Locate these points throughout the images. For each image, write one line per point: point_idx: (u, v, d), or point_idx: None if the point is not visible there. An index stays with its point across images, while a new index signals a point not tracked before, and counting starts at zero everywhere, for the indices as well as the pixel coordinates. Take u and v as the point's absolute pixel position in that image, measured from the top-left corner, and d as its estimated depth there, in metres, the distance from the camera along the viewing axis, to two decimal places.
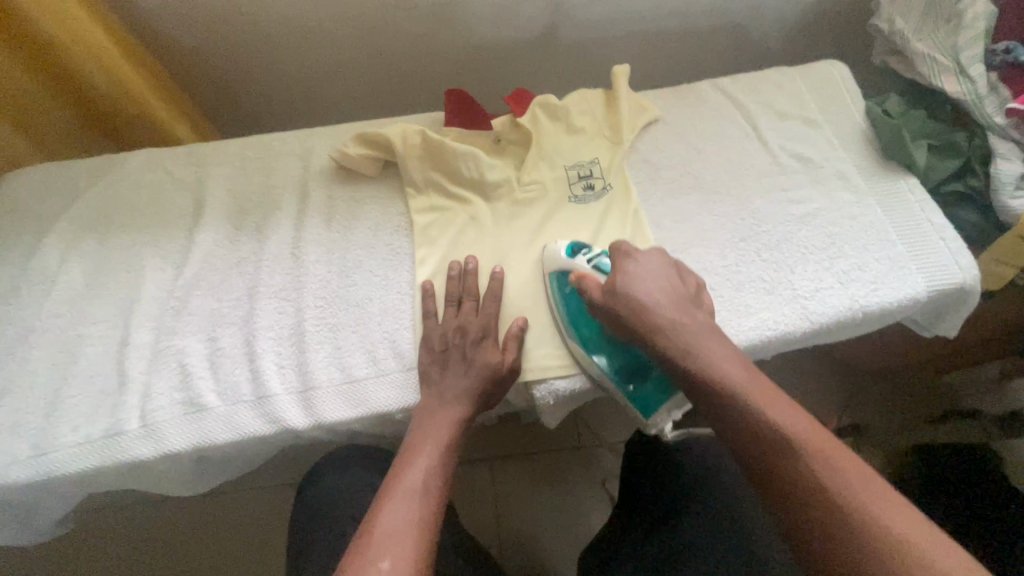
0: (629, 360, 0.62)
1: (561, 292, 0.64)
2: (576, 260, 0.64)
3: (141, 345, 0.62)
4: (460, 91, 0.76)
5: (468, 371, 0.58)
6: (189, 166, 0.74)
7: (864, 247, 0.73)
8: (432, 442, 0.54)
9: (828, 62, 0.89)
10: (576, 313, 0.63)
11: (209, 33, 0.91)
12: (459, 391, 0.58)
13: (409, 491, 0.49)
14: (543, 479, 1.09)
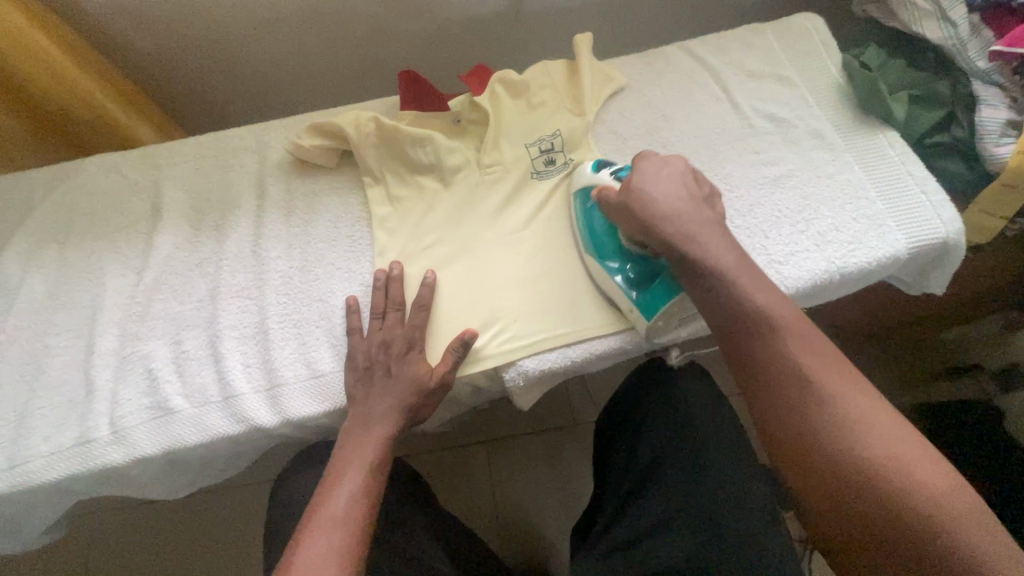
0: (641, 266, 0.60)
1: (582, 199, 0.65)
2: (598, 174, 0.63)
3: (106, 353, 0.62)
4: (413, 73, 0.73)
5: (393, 388, 0.57)
6: (145, 169, 0.73)
7: (841, 207, 0.71)
8: (356, 464, 0.54)
9: (802, 15, 0.85)
10: (591, 214, 0.64)
11: (163, 31, 0.89)
12: (383, 410, 0.57)
13: (332, 521, 0.49)
14: (537, 457, 1.09)
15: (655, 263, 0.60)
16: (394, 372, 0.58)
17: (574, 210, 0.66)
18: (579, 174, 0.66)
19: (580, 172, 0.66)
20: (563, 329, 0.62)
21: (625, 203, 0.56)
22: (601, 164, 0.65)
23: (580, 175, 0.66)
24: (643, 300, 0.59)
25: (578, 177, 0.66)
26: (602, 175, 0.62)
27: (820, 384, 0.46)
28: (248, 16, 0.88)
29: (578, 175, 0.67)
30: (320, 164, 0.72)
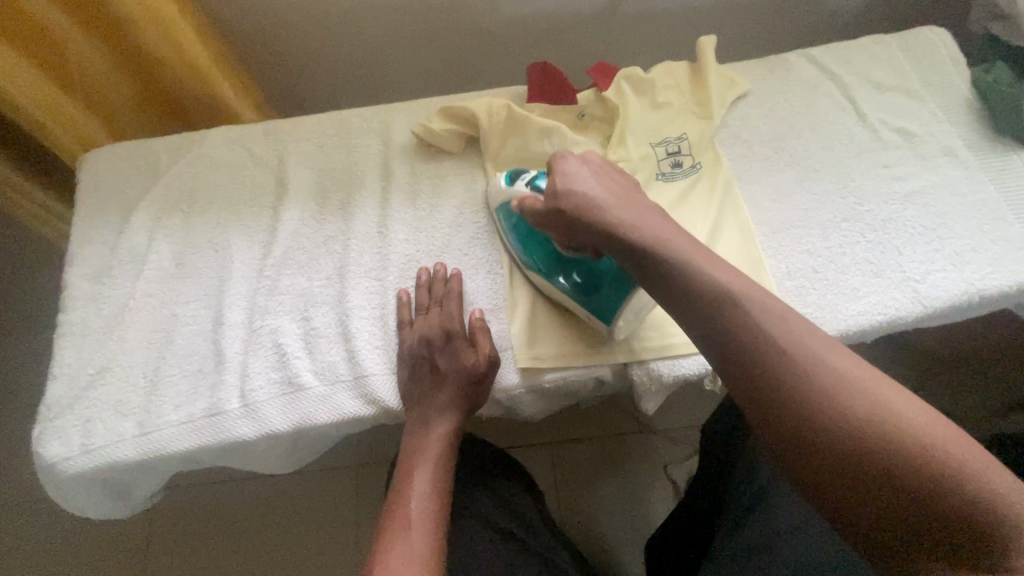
0: (588, 270, 0.59)
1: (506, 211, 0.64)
2: (515, 187, 0.63)
3: (236, 325, 0.61)
4: (544, 64, 0.72)
5: (450, 386, 0.58)
6: (270, 144, 0.72)
7: (978, 227, 0.69)
8: (421, 463, 0.56)
9: (927, 29, 0.83)
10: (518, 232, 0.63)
11: (274, 7, 0.88)
12: (440, 409, 0.58)
13: (408, 521, 0.51)
14: (604, 462, 1.07)
15: (602, 264, 0.58)
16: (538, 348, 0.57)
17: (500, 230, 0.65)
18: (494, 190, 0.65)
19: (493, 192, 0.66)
20: None
21: (560, 214, 0.55)
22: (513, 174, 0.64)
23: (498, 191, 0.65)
24: (597, 305, 0.58)
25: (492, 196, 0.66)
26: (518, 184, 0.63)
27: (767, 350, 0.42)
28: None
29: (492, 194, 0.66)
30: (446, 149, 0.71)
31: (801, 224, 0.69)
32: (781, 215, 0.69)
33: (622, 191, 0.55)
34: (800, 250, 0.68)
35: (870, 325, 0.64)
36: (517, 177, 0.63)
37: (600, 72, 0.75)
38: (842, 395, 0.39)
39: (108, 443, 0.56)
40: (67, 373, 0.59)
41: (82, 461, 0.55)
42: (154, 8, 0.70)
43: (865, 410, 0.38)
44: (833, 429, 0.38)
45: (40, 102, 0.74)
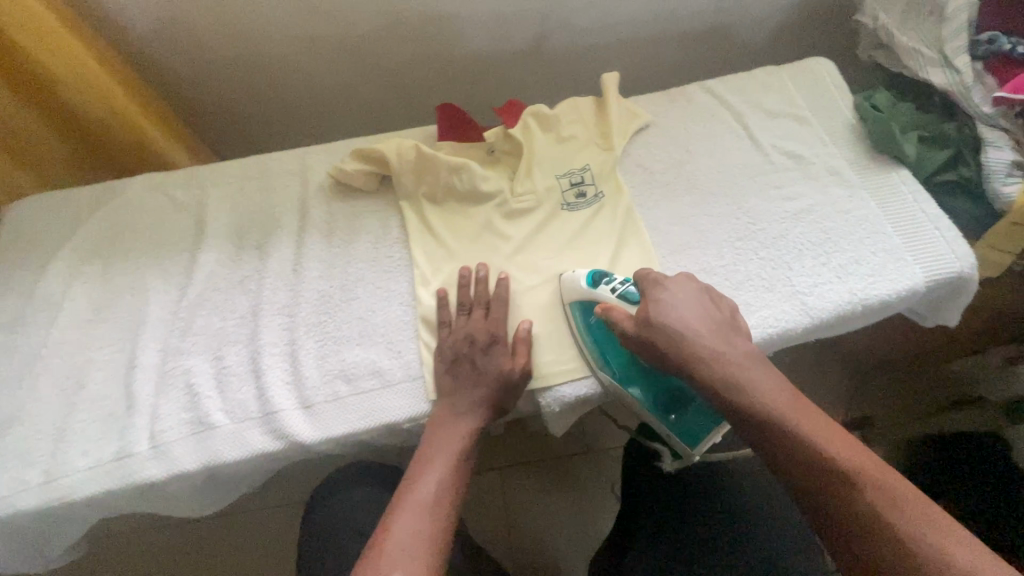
0: (666, 391, 0.62)
1: (583, 307, 0.64)
2: (599, 291, 0.63)
3: (148, 368, 0.63)
4: (449, 106, 0.76)
5: (478, 385, 0.59)
6: (190, 189, 0.75)
7: (860, 240, 0.74)
8: (443, 452, 0.55)
9: (813, 59, 0.90)
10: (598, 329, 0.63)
11: (203, 56, 0.92)
12: (463, 408, 0.58)
13: (417, 504, 0.50)
14: (552, 484, 1.08)
15: (682, 389, 0.62)
16: (479, 365, 0.59)
17: (572, 326, 0.65)
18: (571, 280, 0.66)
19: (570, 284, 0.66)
20: None
21: (649, 335, 0.57)
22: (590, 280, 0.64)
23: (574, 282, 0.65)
24: (679, 426, 0.63)
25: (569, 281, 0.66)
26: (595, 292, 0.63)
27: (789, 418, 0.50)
28: (288, 45, 0.92)
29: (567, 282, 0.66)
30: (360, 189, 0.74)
31: (698, 244, 0.73)
32: (679, 237, 0.74)
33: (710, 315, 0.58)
34: (697, 269, 0.72)
35: (763, 338, 0.68)
36: (600, 282, 0.63)
37: (507, 110, 0.80)
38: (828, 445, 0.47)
39: (13, 492, 0.56)
40: None
41: None
42: (49, 39, 0.71)
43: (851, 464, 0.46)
44: (820, 467, 0.46)
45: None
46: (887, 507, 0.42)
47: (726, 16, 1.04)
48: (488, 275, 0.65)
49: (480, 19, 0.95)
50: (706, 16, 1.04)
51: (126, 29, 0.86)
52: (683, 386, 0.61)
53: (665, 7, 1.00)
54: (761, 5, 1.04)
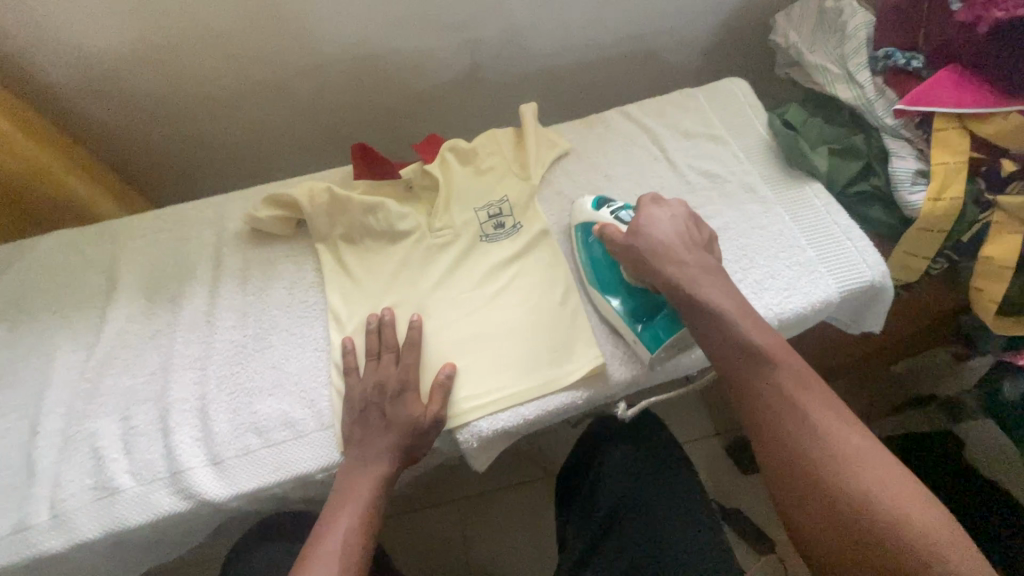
0: (641, 300, 0.65)
1: (579, 221, 0.72)
2: (600, 212, 0.71)
3: (52, 433, 0.61)
4: (364, 145, 0.77)
5: (389, 432, 0.58)
6: (103, 243, 0.74)
7: (774, 254, 0.75)
8: (353, 500, 0.56)
9: (728, 80, 0.93)
10: (588, 238, 0.71)
11: (126, 107, 0.92)
12: (374, 457, 0.58)
13: (328, 554, 0.52)
14: (512, 512, 1.00)
15: (655, 295, 0.65)
16: (389, 414, 0.59)
17: (573, 245, 0.73)
18: (577, 206, 0.74)
19: (574, 209, 0.74)
20: (516, 389, 0.63)
21: (633, 245, 0.63)
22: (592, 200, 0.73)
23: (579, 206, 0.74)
24: (645, 332, 0.64)
25: (574, 207, 0.75)
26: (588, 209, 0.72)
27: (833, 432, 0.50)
28: (212, 91, 0.92)
29: (572, 208, 0.75)
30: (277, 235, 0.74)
31: None
32: None
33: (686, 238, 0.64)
34: None
35: (683, 359, 0.67)
36: (598, 203, 0.72)
37: (426, 146, 0.81)
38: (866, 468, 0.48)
39: None
40: None
41: None
42: None
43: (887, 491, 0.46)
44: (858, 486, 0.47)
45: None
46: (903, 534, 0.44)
47: (649, 41, 1.07)
48: (395, 318, 0.65)
49: (405, 58, 0.96)
50: (630, 41, 1.06)
51: (44, 87, 0.86)
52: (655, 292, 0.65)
53: (589, 35, 1.03)
54: (681, 29, 1.07)
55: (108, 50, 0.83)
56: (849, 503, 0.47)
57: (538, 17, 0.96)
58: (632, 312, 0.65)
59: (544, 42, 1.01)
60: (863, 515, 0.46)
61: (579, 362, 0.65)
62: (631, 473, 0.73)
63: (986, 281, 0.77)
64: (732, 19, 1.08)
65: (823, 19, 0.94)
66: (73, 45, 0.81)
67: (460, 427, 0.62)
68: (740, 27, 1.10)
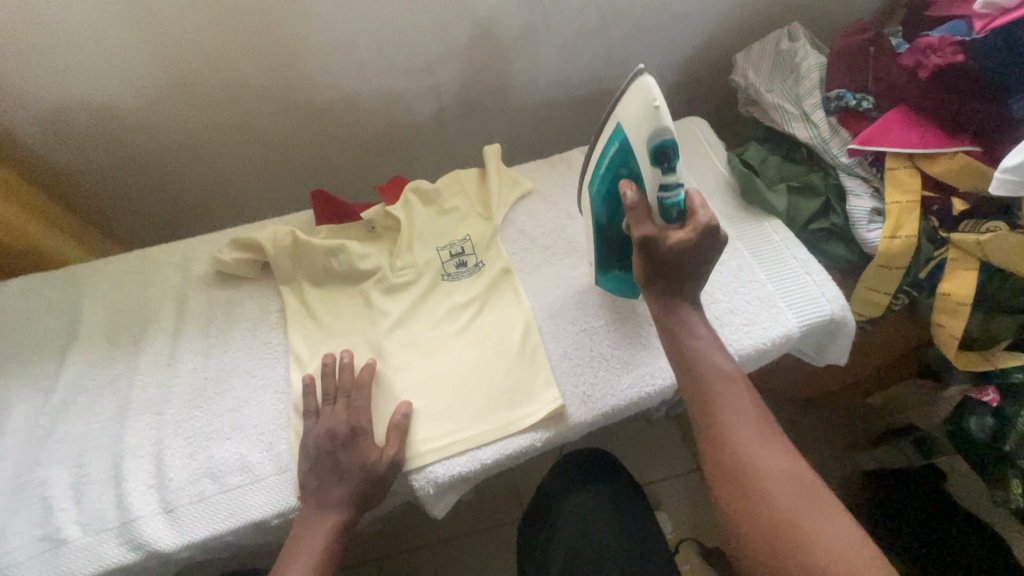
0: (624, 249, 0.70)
1: (630, 139, 0.58)
2: (648, 167, 0.58)
3: (2, 484, 0.60)
4: (324, 193, 0.78)
5: (343, 486, 0.57)
6: (67, 288, 0.74)
7: (735, 289, 0.76)
8: (306, 551, 0.55)
9: (688, 119, 0.96)
10: (627, 162, 0.60)
11: (102, 151, 0.94)
12: (326, 511, 0.57)
13: None
14: (485, 556, 0.98)
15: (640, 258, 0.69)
16: (342, 461, 0.58)
17: (599, 145, 0.63)
18: (644, 119, 0.56)
19: (633, 110, 0.57)
20: (476, 430, 0.63)
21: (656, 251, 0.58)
22: (658, 143, 0.56)
23: (644, 127, 0.56)
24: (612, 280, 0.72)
25: (637, 114, 0.56)
26: (648, 159, 0.57)
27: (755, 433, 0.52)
28: (185, 134, 0.94)
29: (634, 111, 0.57)
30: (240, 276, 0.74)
31: (577, 305, 0.74)
32: (559, 299, 0.75)
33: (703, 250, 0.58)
34: (577, 330, 0.72)
35: (643, 396, 0.68)
36: (662, 159, 0.57)
37: (389, 187, 0.82)
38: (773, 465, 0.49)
39: None
40: None
41: None
42: None
43: (789, 491, 0.47)
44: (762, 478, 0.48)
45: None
46: (796, 533, 0.45)
47: (616, 82, 1.11)
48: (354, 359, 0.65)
49: (379, 101, 0.99)
50: (596, 82, 1.10)
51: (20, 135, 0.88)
52: None
53: (557, 77, 1.06)
54: (647, 70, 1.11)
55: (83, 98, 0.85)
56: (767, 506, 0.47)
57: (503, 61, 1.00)
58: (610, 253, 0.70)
59: (513, 84, 1.05)
60: (767, 506, 0.47)
61: (538, 401, 0.65)
62: (588, 521, 0.71)
63: (950, 318, 0.76)
64: (694, 60, 1.12)
65: (781, 60, 0.98)
66: (47, 93, 0.83)
67: (416, 474, 0.61)
68: (703, 67, 1.14)
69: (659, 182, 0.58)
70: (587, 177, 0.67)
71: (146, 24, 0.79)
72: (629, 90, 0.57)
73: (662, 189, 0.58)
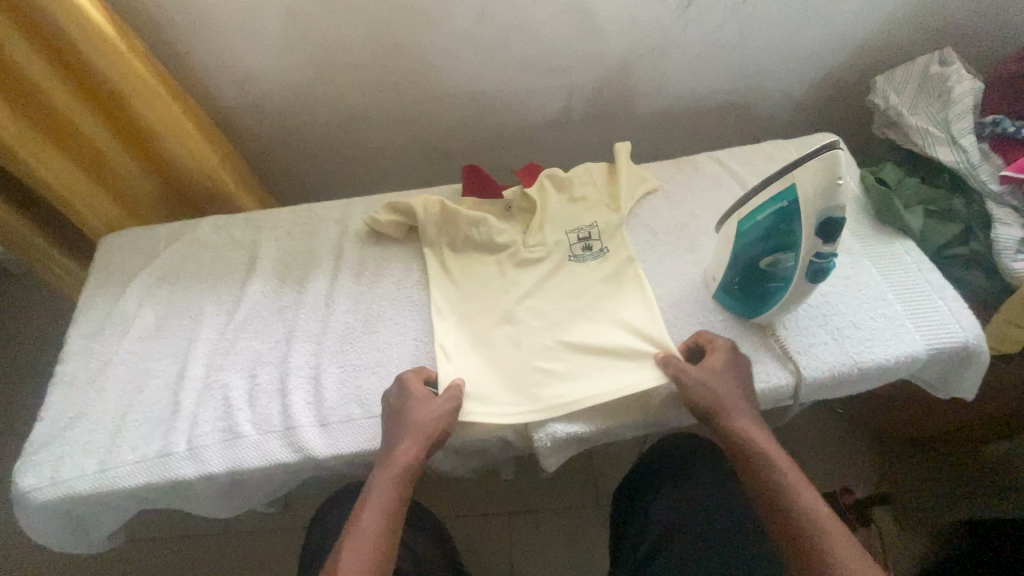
0: (752, 278, 0.70)
1: (800, 203, 0.60)
2: (813, 241, 0.60)
3: (194, 379, 0.72)
4: (477, 169, 0.85)
5: (392, 481, 0.59)
6: (248, 229, 0.87)
7: (852, 309, 0.75)
8: (384, 474, 0.60)
9: (819, 134, 0.96)
10: (788, 221, 0.62)
11: (278, 118, 1.09)
12: (376, 507, 0.58)
13: (363, 528, 0.57)
14: (561, 535, 1.02)
15: (767, 289, 0.70)
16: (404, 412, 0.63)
17: (769, 191, 0.63)
18: (821, 194, 0.57)
19: (813, 178, 0.58)
20: (591, 397, 0.68)
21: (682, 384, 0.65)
22: (825, 217, 0.58)
23: (818, 201, 0.58)
24: (730, 294, 0.74)
25: (816, 187, 0.58)
26: (812, 228, 0.59)
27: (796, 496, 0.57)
28: (347, 110, 1.08)
29: (813, 183, 0.58)
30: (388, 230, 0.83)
31: (695, 299, 0.78)
32: (677, 293, 0.78)
33: (740, 380, 0.66)
34: (695, 323, 0.75)
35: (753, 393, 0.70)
36: (829, 230, 0.59)
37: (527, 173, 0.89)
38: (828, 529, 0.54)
39: (72, 477, 0.66)
40: (51, 416, 0.70)
41: (47, 492, 0.65)
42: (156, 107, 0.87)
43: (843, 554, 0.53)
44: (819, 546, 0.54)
45: (49, 176, 0.87)
46: None
47: (742, 93, 1.13)
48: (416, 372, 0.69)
49: (518, 94, 1.08)
50: (723, 92, 1.12)
51: (219, 98, 1.04)
52: (770, 292, 0.69)
53: (685, 85, 1.10)
54: (777, 83, 1.12)
55: (275, 71, 0.99)
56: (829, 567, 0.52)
57: (637, 65, 1.05)
58: (737, 276, 0.72)
59: (642, 87, 1.09)
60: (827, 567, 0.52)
61: (646, 377, 0.67)
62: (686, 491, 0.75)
63: None
64: (829, 77, 1.11)
65: (927, 83, 0.95)
66: (249, 65, 0.98)
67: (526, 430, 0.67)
68: (837, 85, 1.12)
69: (815, 250, 0.61)
70: (743, 210, 0.67)
71: (339, 12, 0.91)
72: (814, 157, 0.57)
73: (816, 256, 0.61)
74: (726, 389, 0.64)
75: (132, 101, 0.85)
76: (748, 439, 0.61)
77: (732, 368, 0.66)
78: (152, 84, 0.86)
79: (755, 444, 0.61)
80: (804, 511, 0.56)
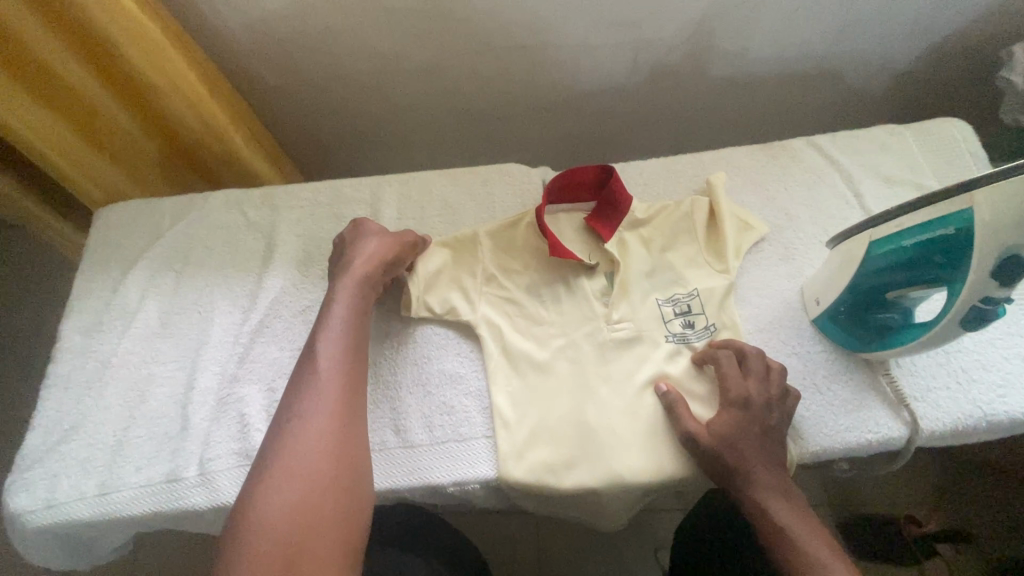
0: (868, 304, 0.59)
1: (973, 231, 0.47)
2: (984, 278, 0.47)
3: (205, 391, 0.63)
4: (554, 180, 0.71)
5: (334, 334, 0.54)
6: (265, 209, 0.75)
7: (981, 348, 0.63)
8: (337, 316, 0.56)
9: (945, 118, 0.78)
10: (949, 251, 0.49)
11: (296, 70, 0.93)
12: (322, 362, 0.52)
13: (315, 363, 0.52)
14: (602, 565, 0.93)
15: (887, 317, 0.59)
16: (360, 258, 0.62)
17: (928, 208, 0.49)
18: (1011, 224, 0.45)
19: (1001, 202, 0.45)
20: (663, 448, 0.58)
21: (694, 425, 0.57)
22: (1007, 254, 0.46)
23: (1004, 233, 0.45)
24: (835, 320, 0.62)
25: (998, 213, 0.45)
26: (987, 267, 0.47)
27: (767, 505, 0.53)
28: (374, 63, 0.92)
29: (994, 207, 0.45)
30: (391, 265, 0.63)
31: (790, 324, 0.66)
32: (770, 314, 0.66)
33: (767, 438, 0.55)
34: (788, 351, 0.64)
35: (857, 444, 0.59)
36: (1010, 271, 0.46)
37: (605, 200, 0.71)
38: (801, 539, 0.51)
39: (69, 500, 0.58)
40: (45, 425, 0.62)
41: (42, 516, 0.57)
42: (154, 54, 0.73)
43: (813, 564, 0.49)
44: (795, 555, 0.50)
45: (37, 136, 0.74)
46: None
47: (840, 60, 0.95)
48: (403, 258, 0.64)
49: (576, 49, 0.91)
50: (818, 58, 0.95)
51: (228, 44, 0.89)
52: (889, 318, 0.59)
53: (774, 48, 0.93)
54: (884, 50, 0.94)
55: (289, 10, 0.83)
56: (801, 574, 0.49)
57: (723, 21, 0.87)
58: (851, 302, 0.60)
59: (726, 47, 0.92)
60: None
61: None
62: None
63: None
64: (951, 43, 0.92)
65: None
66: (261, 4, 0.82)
67: (587, 475, 0.57)
68: (953, 56, 0.95)
69: (983, 293, 0.48)
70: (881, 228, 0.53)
71: None
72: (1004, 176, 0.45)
73: (982, 300, 0.48)
74: (747, 440, 0.55)
75: (127, 51, 0.71)
76: (727, 440, 0.55)
77: (754, 424, 0.55)
78: (152, 31, 0.71)
79: (776, 518, 0.52)
80: (775, 519, 0.52)
